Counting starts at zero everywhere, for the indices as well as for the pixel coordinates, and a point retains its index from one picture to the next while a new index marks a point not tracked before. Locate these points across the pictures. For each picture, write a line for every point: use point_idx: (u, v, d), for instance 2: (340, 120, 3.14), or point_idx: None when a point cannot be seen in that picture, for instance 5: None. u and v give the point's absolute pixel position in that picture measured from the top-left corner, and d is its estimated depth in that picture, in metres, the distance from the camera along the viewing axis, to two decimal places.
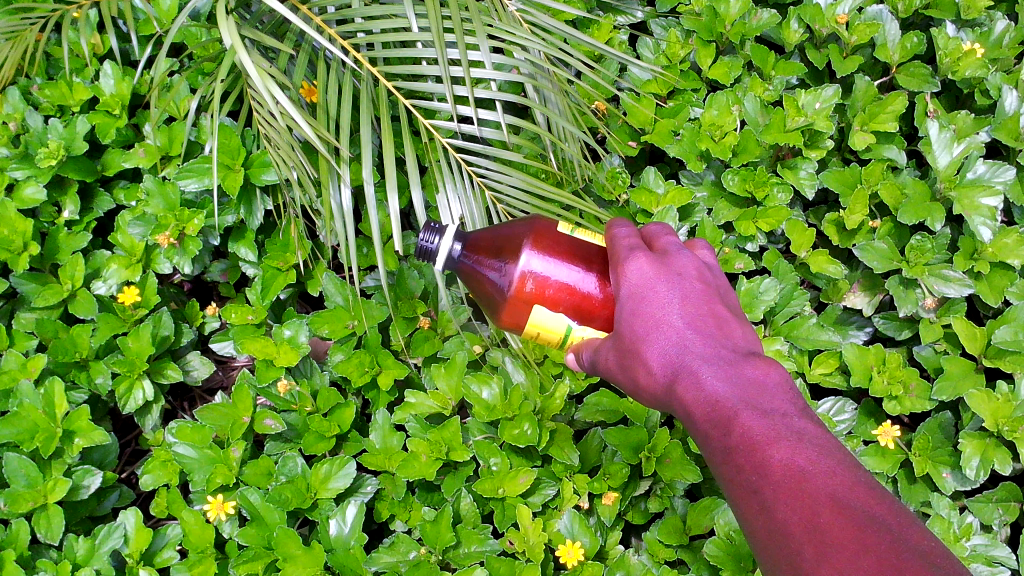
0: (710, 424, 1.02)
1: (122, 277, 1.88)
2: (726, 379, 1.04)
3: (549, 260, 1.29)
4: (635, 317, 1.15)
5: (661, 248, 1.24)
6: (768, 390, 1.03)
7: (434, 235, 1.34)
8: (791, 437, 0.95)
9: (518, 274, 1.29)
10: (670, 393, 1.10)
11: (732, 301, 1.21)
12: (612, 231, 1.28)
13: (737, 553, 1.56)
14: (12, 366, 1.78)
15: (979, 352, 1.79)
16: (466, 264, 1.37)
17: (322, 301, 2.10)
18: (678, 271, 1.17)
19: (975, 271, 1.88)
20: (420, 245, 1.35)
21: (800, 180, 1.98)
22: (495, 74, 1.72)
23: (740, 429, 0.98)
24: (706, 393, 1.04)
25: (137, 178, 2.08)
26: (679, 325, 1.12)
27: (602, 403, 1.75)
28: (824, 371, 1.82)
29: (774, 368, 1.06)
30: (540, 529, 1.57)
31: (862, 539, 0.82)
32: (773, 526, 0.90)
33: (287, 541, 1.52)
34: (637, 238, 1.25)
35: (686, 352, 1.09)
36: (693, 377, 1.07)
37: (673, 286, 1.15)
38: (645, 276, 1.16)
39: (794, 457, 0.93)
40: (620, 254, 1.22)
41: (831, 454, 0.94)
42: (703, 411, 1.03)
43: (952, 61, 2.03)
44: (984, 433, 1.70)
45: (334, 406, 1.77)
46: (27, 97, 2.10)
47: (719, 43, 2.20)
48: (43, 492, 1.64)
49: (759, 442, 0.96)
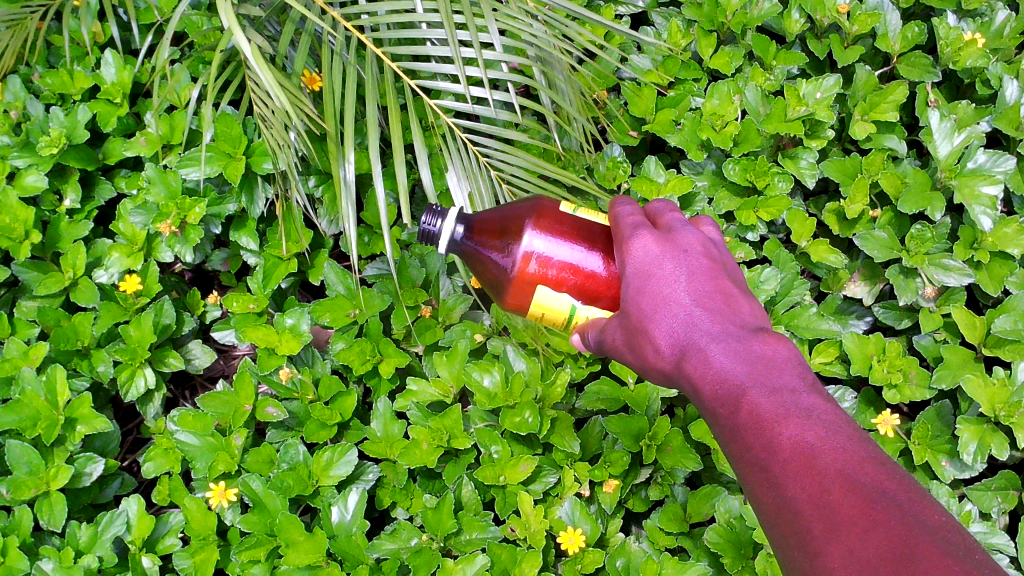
0: (719, 401, 1.03)
1: (124, 266, 1.87)
2: (734, 356, 1.05)
3: (551, 239, 1.30)
4: (643, 296, 1.15)
5: (666, 226, 1.24)
6: (777, 365, 1.03)
7: (436, 218, 1.35)
8: (800, 413, 0.96)
9: (521, 255, 1.30)
10: (679, 371, 1.10)
11: (739, 277, 1.21)
12: (616, 210, 1.29)
13: (737, 541, 1.56)
14: (13, 354, 1.78)
15: (979, 342, 1.80)
16: (468, 246, 1.38)
17: (324, 290, 2.10)
18: (683, 249, 1.18)
19: (974, 260, 1.89)
20: (422, 229, 1.36)
21: (801, 169, 1.98)
22: (502, 56, 1.71)
23: (748, 406, 0.99)
24: (714, 370, 1.05)
25: (139, 167, 2.09)
26: (686, 303, 1.12)
27: (603, 392, 1.74)
28: (824, 360, 1.83)
29: (782, 343, 1.06)
30: (541, 516, 1.57)
31: (871, 516, 0.83)
32: (783, 503, 0.90)
33: (289, 527, 1.52)
34: (641, 216, 1.26)
35: (693, 330, 1.10)
36: (702, 355, 1.07)
37: (679, 264, 1.16)
38: (650, 254, 1.17)
39: (802, 433, 0.93)
40: (625, 232, 1.22)
41: (840, 429, 0.94)
42: (712, 388, 1.04)
43: (952, 51, 2.03)
44: (982, 419, 1.70)
45: (336, 394, 1.78)
46: (28, 85, 2.10)
47: (720, 33, 2.20)
48: (45, 479, 1.65)
49: (767, 419, 0.96)
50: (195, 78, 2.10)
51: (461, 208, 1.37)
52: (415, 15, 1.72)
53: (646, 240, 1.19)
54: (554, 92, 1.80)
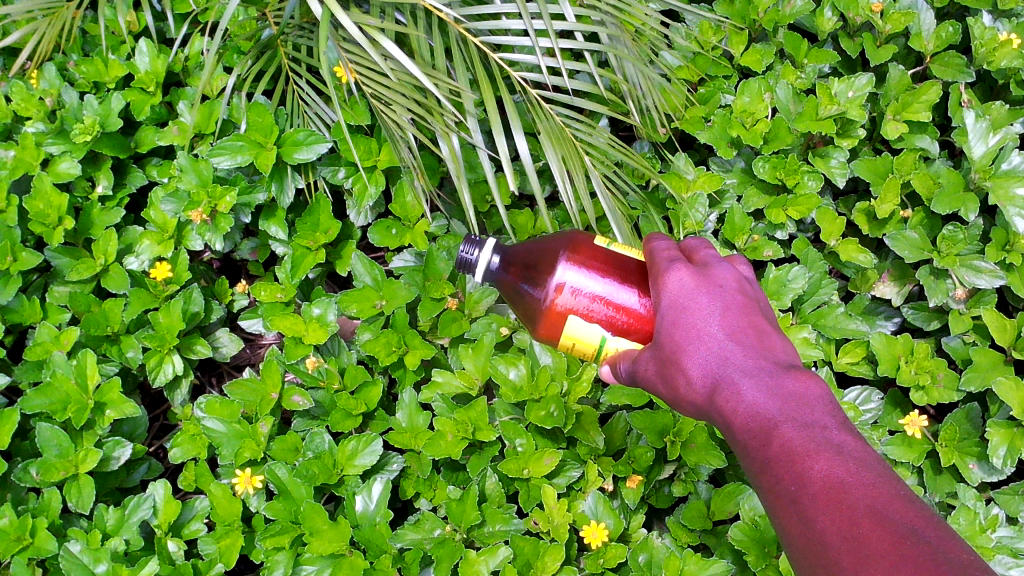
0: (750, 434, 1.03)
1: (155, 253, 1.90)
2: (766, 391, 1.05)
3: (584, 271, 1.30)
4: (676, 328, 1.15)
5: (700, 260, 1.24)
6: (809, 401, 1.03)
7: (474, 248, 1.37)
8: (831, 450, 0.96)
9: (554, 286, 1.31)
10: (710, 404, 1.10)
11: (772, 314, 1.21)
12: (651, 245, 1.29)
13: (761, 539, 1.56)
14: (45, 338, 1.80)
15: (1009, 344, 1.77)
16: (504, 278, 1.39)
17: (351, 281, 2.11)
18: (719, 283, 1.18)
19: (1007, 263, 1.86)
20: (460, 257, 1.38)
21: (831, 168, 1.96)
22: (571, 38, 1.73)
23: (780, 440, 0.99)
24: (747, 404, 1.05)
25: (170, 156, 2.11)
26: (720, 337, 1.12)
27: (628, 387, 1.72)
28: (851, 360, 1.82)
29: (814, 380, 1.06)
30: (565, 510, 1.57)
31: (900, 550, 0.83)
32: (811, 535, 0.91)
33: (314, 515, 1.53)
34: (677, 251, 1.25)
35: (726, 364, 1.10)
36: (733, 388, 1.07)
37: (714, 298, 1.15)
38: (685, 287, 1.17)
39: (833, 468, 0.94)
40: (660, 266, 1.23)
41: (871, 466, 0.94)
42: (744, 422, 1.04)
43: (987, 51, 2.02)
44: (1012, 422, 1.69)
45: (362, 383, 1.79)
46: (63, 73, 2.13)
47: (752, 30, 2.19)
48: (75, 462, 1.67)
49: (799, 454, 0.97)
50: (228, 69, 2.12)
51: (498, 239, 1.38)
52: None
53: (682, 274, 1.19)
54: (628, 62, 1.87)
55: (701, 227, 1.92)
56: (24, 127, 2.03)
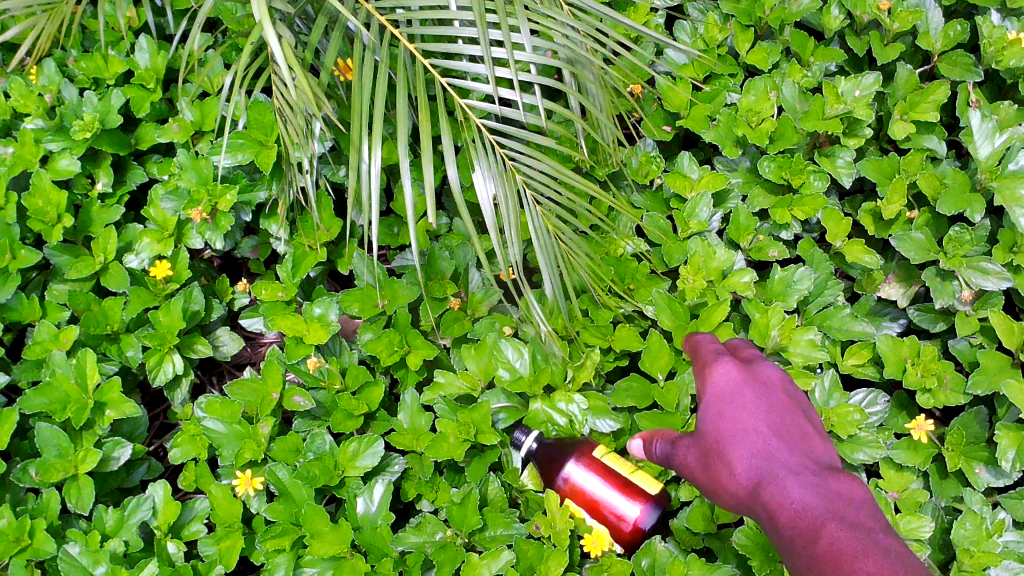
0: (794, 532, 0.97)
1: (155, 251, 1.88)
2: (812, 489, 1.00)
3: (600, 480, 1.55)
4: (723, 420, 1.16)
5: (746, 359, 1.29)
6: (856, 504, 0.97)
7: (523, 433, 1.69)
8: (877, 551, 0.88)
9: (571, 480, 1.59)
10: (753, 501, 1.06)
11: (819, 419, 1.18)
12: (696, 342, 1.42)
13: (766, 543, 1.55)
14: (44, 337, 1.79)
15: (1017, 347, 1.74)
16: (548, 459, 1.67)
17: (352, 280, 2.10)
18: (765, 381, 1.20)
19: (1014, 264, 1.85)
20: (514, 437, 1.71)
21: (838, 168, 1.95)
22: (531, 56, 1.69)
23: (825, 539, 0.92)
24: (790, 503, 1.00)
25: (171, 153, 2.09)
26: (765, 434, 1.11)
27: (632, 388, 1.72)
28: (857, 362, 1.80)
29: (861, 484, 1.01)
30: (567, 516, 1.52)
31: None
32: None
33: (315, 517, 1.52)
34: (726, 353, 1.32)
35: (772, 461, 1.07)
36: (779, 485, 1.03)
37: (759, 395, 1.17)
38: (730, 382, 1.21)
39: (877, 570, 0.85)
40: (707, 363, 1.29)
41: (916, 568, 0.85)
42: (787, 519, 0.99)
43: (996, 50, 2.00)
44: (1020, 426, 1.67)
45: (363, 384, 1.77)
46: (63, 69, 2.11)
47: (758, 28, 2.17)
48: (74, 462, 1.66)
49: (845, 556, 0.89)
50: (229, 65, 2.10)
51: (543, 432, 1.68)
52: (448, 13, 1.69)
53: (729, 369, 1.23)
54: (585, 95, 1.77)
55: (705, 227, 1.89)
56: (23, 124, 2.02)
